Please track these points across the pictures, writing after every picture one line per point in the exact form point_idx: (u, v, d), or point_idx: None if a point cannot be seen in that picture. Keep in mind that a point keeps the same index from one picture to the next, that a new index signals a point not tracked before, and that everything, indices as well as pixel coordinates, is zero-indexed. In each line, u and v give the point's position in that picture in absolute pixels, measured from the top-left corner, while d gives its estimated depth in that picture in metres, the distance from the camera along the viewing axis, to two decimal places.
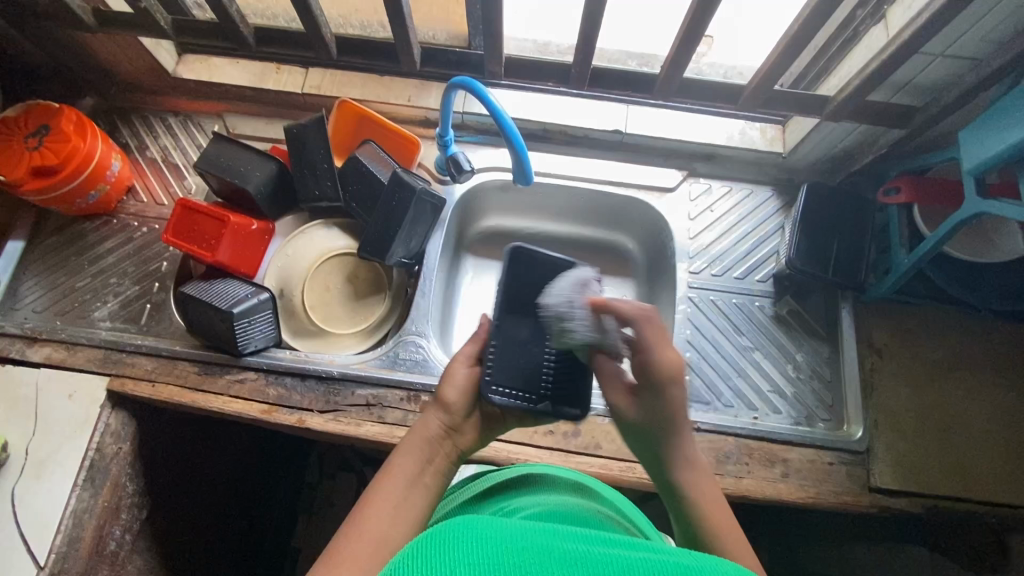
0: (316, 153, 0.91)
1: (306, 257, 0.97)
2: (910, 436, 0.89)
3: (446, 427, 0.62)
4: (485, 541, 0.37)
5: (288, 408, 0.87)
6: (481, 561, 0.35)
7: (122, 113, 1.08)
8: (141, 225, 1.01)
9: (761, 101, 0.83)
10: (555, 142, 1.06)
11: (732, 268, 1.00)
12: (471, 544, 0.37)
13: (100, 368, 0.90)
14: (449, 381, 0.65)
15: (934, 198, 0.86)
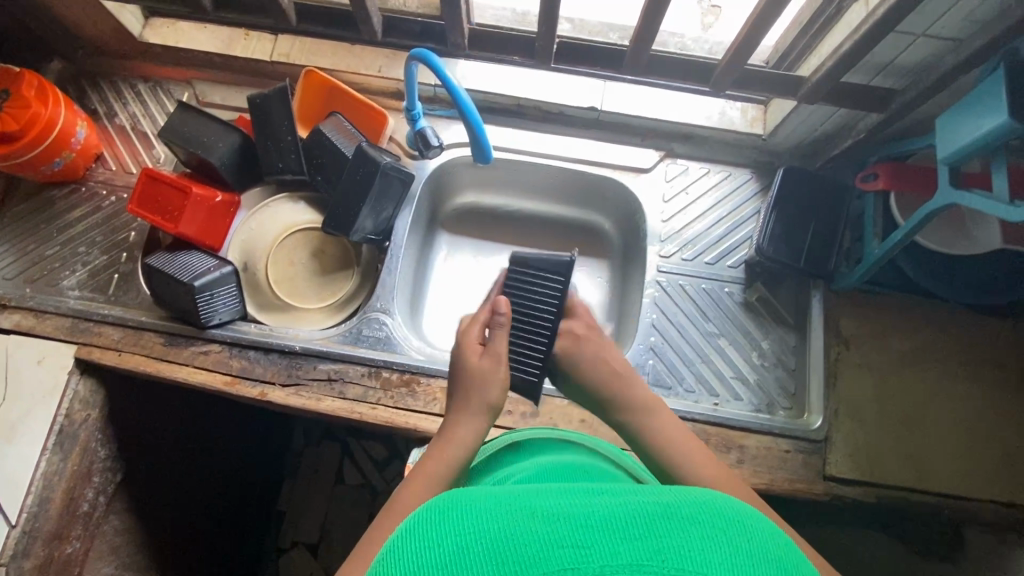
0: (280, 124, 0.89)
1: (271, 232, 0.97)
2: (870, 426, 0.88)
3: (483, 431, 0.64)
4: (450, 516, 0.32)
5: (251, 380, 0.88)
6: (447, 542, 0.30)
7: (91, 79, 1.06)
8: (109, 194, 1.00)
9: (733, 81, 0.79)
10: (530, 118, 1.03)
11: (703, 253, 0.98)
12: (439, 516, 0.32)
13: (67, 336, 0.91)
14: (484, 384, 0.65)
15: (911, 186, 0.83)
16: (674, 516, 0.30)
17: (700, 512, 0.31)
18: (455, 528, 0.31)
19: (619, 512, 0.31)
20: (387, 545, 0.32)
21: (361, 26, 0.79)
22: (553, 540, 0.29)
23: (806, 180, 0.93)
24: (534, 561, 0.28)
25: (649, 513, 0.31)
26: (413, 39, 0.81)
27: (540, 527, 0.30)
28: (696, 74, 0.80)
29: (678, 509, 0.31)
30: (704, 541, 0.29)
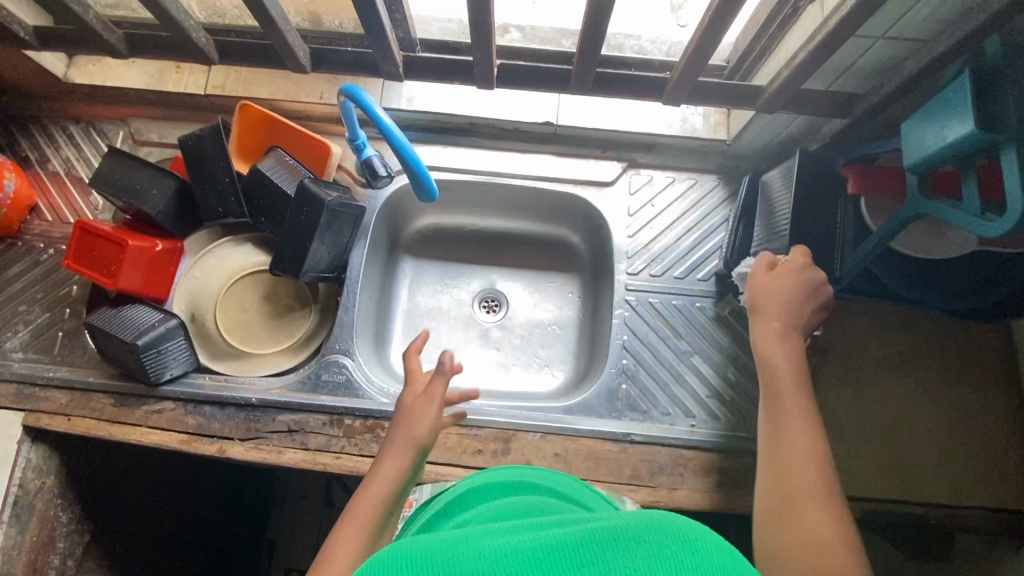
0: (216, 166, 0.84)
1: (218, 277, 0.92)
2: (853, 437, 0.85)
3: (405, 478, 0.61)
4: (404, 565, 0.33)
5: (208, 437, 0.84)
6: None
7: (20, 124, 1.00)
8: (47, 247, 0.95)
9: (687, 94, 0.74)
10: (484, 136, 0.98)
11: (672, 268, 0.95)
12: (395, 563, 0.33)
13: (13, 403, 0.87)
14: (412, 423, 0.63)
15: (881, 190, 0.79)
16: (616, 541, 0.34)
17: (640, 533, 0.34)
18: None
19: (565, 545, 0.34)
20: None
21: (287, 61, 0.73)
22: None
23: (775, 186, 0.88)
24: None
25: (593, 540, 0.34)
26: (346, 70, 0.76)
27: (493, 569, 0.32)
28: (647, 89, 0.75)
29: (624, 533, 0.34)
30: (648, 561, 0.32)
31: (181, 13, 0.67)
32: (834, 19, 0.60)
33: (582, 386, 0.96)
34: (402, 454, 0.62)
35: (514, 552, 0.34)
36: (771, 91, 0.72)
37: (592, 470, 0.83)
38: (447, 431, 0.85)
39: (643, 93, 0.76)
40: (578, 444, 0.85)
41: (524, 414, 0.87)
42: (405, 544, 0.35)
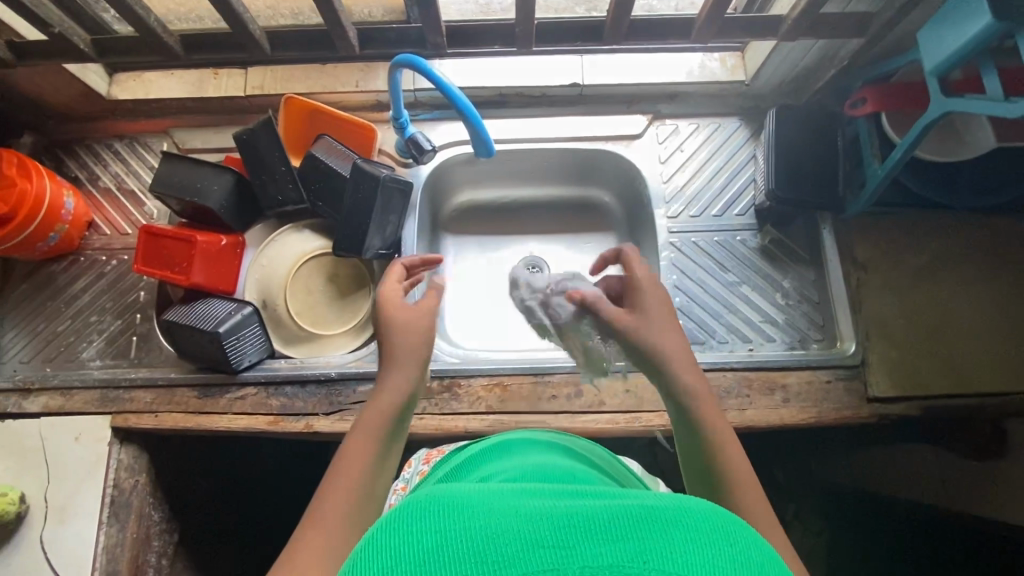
0: (272, 156, 0.89)
1: (282, 265, 0.96)
2: (901, 341, 0.90)
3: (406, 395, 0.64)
4: (454, 511, 0.36)
5: (294, 415, 0.87)
6: (439, 531, 0.34)
7: (66, 147, 1.04)
8: (110, 259, 0.99)
9: (714, 32, 0.79)
10: (512, 106, 1.03)
11: (709, 207, 1.00)
12: (441, 513, 0.36)
13: (100, 408, 0.90)
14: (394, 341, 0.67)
15: (901, 103, 0.84)
16: (655, 518, 0.34)
17: (681, 516, 0.34)
18: (436, 523, 0.35)
19: (602, 517, 0.34)
20: (390, 529, 0.35)
21: (338, 43, 0.78)
22: (540, 540, 0.33)
23: (798, 115, 0.93)
24: (520, 554, 0.32)
25: (629, 517, 0.34)
26: (391, 48, 0.82)
27: (529, 530, 0.33)
28: (675, 32, 0.80)
29: (670, 514, 0.35)
30: (691, 543, 0.32)
31: (240, 5, 0.72)
32: None
33: None
34: (405, 371, 0.65)
35: (553, 515, 0.35)
36: (792, 18, 0.77)
37: (664, 401, 0.87)
38: (520, 380, 0.89)
39: (672, 35, 0.81)
40: (645, 378, 0.89)
41: (590, 358, 0.91)
42: (448, 498, 0.38)
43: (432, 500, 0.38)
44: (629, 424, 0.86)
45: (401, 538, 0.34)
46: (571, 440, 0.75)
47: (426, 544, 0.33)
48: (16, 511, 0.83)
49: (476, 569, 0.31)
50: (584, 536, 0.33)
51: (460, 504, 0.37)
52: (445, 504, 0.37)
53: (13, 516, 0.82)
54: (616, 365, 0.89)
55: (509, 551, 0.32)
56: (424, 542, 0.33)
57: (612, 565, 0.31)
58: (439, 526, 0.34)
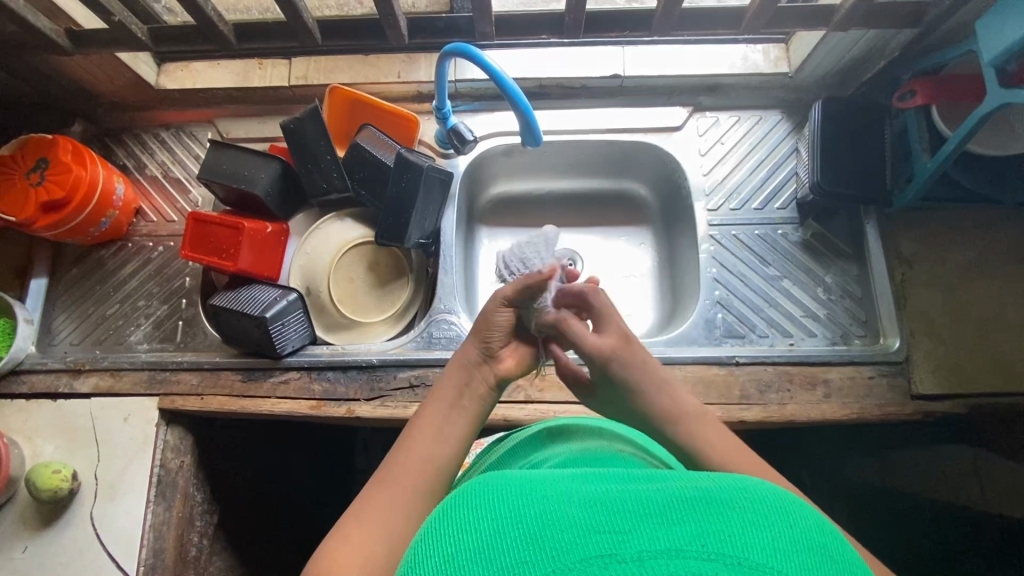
0: (318, 145, 0.90)
1: (325, 253, 0.97)
2: (947, 339, 0.88)
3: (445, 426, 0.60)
4: (508, 502, 0.38)
5: (336, 400, 0.89)
6: (498, 522, 0.36)
7: (114, 136, 1.06)
8: (157, 245, 1.01)
9: (765, 22, 0.78)
10: (552, 98, 1.03)
11: (750, 200, 0.99)
12: (492, 504, 0.38)
13: (148, 389, 0.91)
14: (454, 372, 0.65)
15: (953, 96, 0.83)
16: (715, 501, 0.34)
17: (740, 498, 0.35)
18: (490, 516, 0.37)
19: (657, 500, 0.35)
20: (451, 520, 0.38)
21: (388, 32, 0.79)
22: (597, 526, 0.33)
23: (844, 107, 0.92)
24: (578, 541, 0.33)
25: (686, 499, 0.34)
26: (439, 37, 0.83)
27: (586, 515, 0.34)
28: (725, 22, 0.80)
29: (731, 498, 0.35)
30: (753, 526, 0.32)
31: None
32: None
33: (673, 324, 1.01)
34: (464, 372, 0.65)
35: (605, 500, 0.36)
36: (845, 7, 0.76)
37: (704, 393, 0.87)
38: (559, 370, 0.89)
39: (721, 25, 0.80)
40: (685, 370, 0.88)
41: None
42: (499, 487, 0.40)
43: (483, 493, 0.40)
44: None
45: (462, 533, 0.36)
46: (615, 424, 0.74)
47: (487, 535, 0.35)
48: (69, 488, 0.85)
49: (533, 556, 0.33)
50: (641, 520, 0.33)
51: (511, 493, 0.38)
52: (503, 493, 0.39)
53: (66, 492, 0.85)
54: None
55: (565, 538, 0.33)
56: (480, 533, 0.36)
57: (671, 549, 0.31)
58: (491, 517, 0.37)
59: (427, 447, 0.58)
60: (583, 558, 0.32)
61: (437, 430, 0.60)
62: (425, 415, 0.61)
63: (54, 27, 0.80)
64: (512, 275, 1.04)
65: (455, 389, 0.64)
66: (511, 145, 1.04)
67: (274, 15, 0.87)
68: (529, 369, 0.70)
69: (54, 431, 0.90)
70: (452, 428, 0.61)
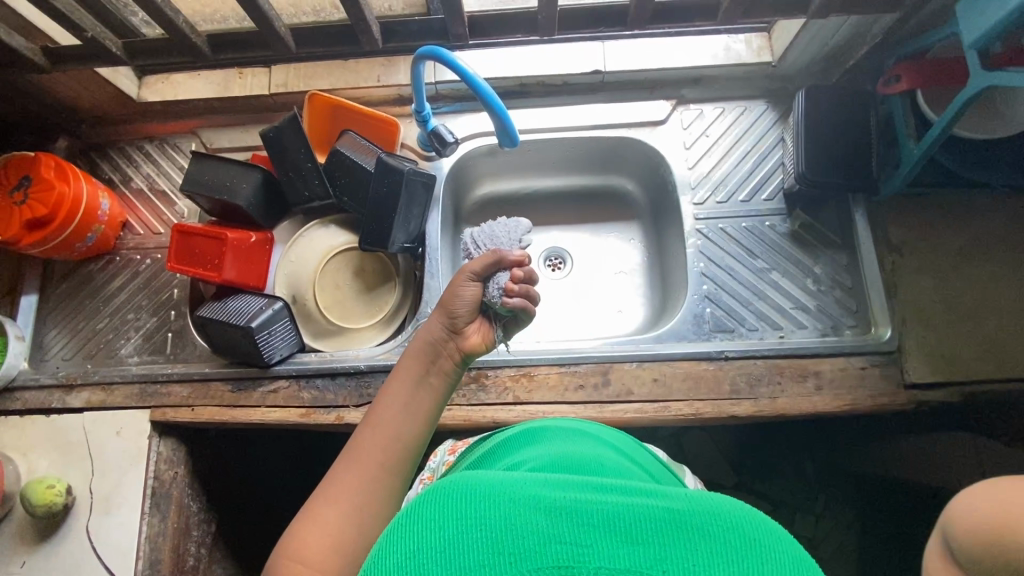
0: (298, 153, 0.90)
1: (311, 260, 0.97)
2: (940, 327, 0.87)
3: (408, 406, 0.64)
4: (477, 502, 0.39)
5: (325, 407, 0.89)
6: (465, 522, 0.37)
7: (99, 150, 1.06)
8: (144, 257, 1.01)
9: (742, 12, 0.77)
10: (534, 96, 1.03)
11: (736, 192, 0.98)
12: (462, 502, 0.39)
13: (139, 402, 0.92)
14: (417, 355, 0.68)
15: (937, 80, 0.81)
16: (682, 525, 0.37)
17: (705, 521, 0.38)
18: (457, 516, 0.38)
19: (625, 518, 0.38)
20: (419, 514, 0.39)
21: (362, 37, 0.79)
22: (561, 537, 0.36)
23: (828, 95, 0.91)
24: (541, 550, 0.35)
25: (652, 519, 0.38)
26: (414, 40, 0.82)
27: (553, 525, 0.37)
28: (702, 13, 0.78)
29: (687, 517, 0.38)
30: (700, 544, 0.36)
31: (266, 3, 0.73)
32: None
33: (662, 320, 1.00)
34: (426, 356, 0.68)
35: (573, 511, 0.38)
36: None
37: (693, 389, 0.86)
38: (547, 371, 0.89)
39: (697, 17, 0.79)
40: (675, 367, 0.88)
41: (617, 348, 0.90)
42: (471, 482, 0.41)
43: (454, 489, 0.40)
44: (659, 413, 0.85)
45: (427, 530, 0.38)
46: (600, 427, 0.73)
47: (452, 535, 0.37)
48: (63, 502, 0.85)
49: (494, 560, 0.35)
50: (601, 537, 0.36)
51: (483, 492, 0.39)
52: (472, 491, 0.40)
53: (60, 507, 0.85)
54: (633, 358, 0.89)
55: (529, 545, 0.36)
56: (446, 531, 0.37)
57: (629, 570, 0.35)
58: (460, 516, 0.38)
59: (390, 425, 0.63)
60: (543, 566, 0.35)
61: (400, 409, 0.64)
62: (389, 394, 0.65)
63: (31, 46, 0.81)
64: (471, 256, 0.81)
65: (417, 372, 0.67)
66: (494, 145, 1.04)
67: (250, 24, 0.87)
68: (493, 345, 0.72)
69: (48, 446, 0.91)
70: (417, 405, 0.65)
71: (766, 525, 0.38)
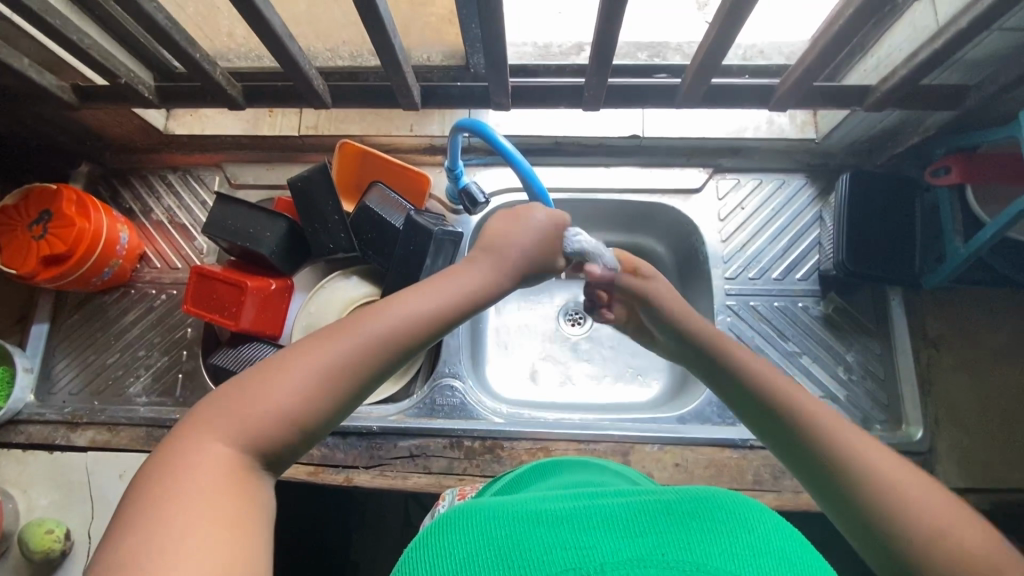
0: (325, 205, 0.88)
1: (329, 314, 0.94)
2: (973, 429, 0.85)
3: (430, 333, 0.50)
4: (478, 521, 0.37)
5: (334, 467, 0.87)
6: (467, 541, 0.36)
7: (121, 177, 1.05)
8: (160, 292, 1.00)
9: (796, 100, 0.74)
10: (567, 154, 1.01)
11: (769, 270, 0.95)
12: (465, 524, 0.38)
13: (145, 446, 0.90)
14: (481, 278, 0.55)
15: (988, 177, 0.78)
16: (675, 512, 0.37)
17: (699, 504, 0.38)
18: (460, 538, 0.36)
19: (620, 513, 0.37)
20: (421, 546, 0.37)
21: (402, 99, 0.77)
22: (565, 542, 0.35)
23: (873, 179, 0.88)
24: (549, 556, 0.34)
25: (647, 513, 0.37)
26: (453, 104, 0.82)
27: (557, 534, 0.35)
28: (753, 97, 0.76)
29: (675, 505, 0.37)
30: (698, 527, 0.36)
31: (306, 64, 0.71)
32: (960, 23, 0.60)
33: (682, 393, 0.97)
34: (473, 286, 0.54)
35: (574, 518, 0.37)
36: (882, 89, 0.71)
37: (715, 478, 0.84)
38: (565, 446, 0.86)
39: (746, 102, 0.77)
40: (697, 452, 0.85)
41: (638, 427, 0.88)
42: (472, 507, 0.40)
43: (455, 514, 0.39)
44: None
45: (429, 554, 0.36)
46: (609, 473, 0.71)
47: (456, 557, 0.35)
48: (61, 549, 0.83)
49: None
50: (603, 534, 0.35)
51: (479, 513, 0.38)
52: (471, 513, 0.39)
53: (57, 553, 0.83)
54: (654, 439, 0.86)
55: (535, 560, 0.34)
56: (450, 555, 0.35)
57: (633, 560, 0.33)
58: (464, 540, 0.36)
59: (411, 319, 0.49)
60: (554, 572, 0.33)
61: (427, 318, 0.49)
62: (430, 293, 0.51)
63: (61, 84, 0.79)
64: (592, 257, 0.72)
65: (462, 294, 0.53)
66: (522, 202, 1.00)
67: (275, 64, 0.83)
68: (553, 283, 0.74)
69: (49, 484, 0.89)
70: (438, 327, 0.51)
71: (754, 505, 0.38)
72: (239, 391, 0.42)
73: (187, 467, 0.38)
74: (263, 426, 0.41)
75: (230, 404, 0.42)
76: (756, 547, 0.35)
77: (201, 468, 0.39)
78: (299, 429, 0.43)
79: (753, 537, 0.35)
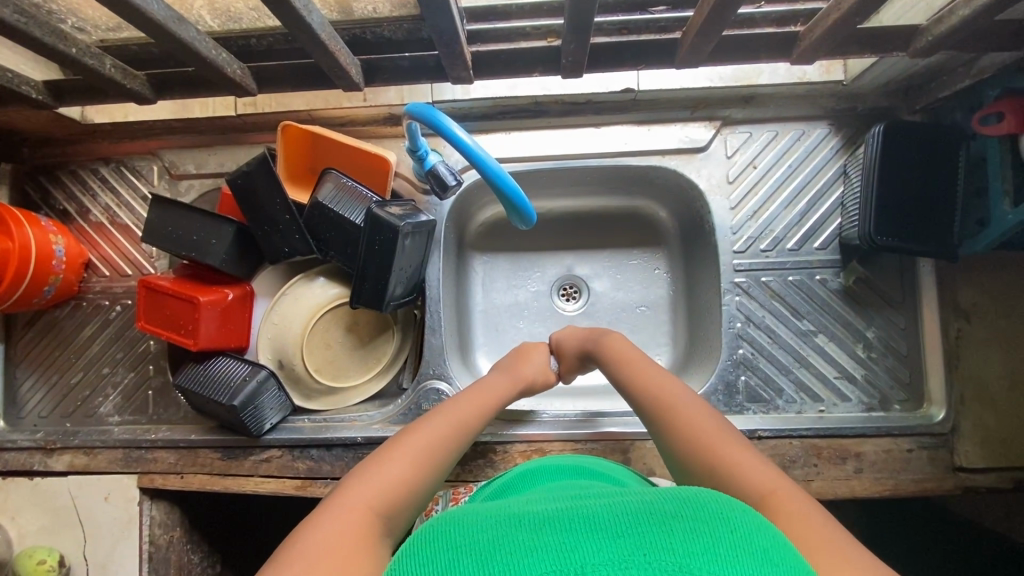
0: (272, 203, 0.77)
1: (296, 320, 0.85)
2: (1002, 407, 0.78)
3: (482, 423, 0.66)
4: (460, 531, 0.37)
5: (322, 480, 0.82)
6: (447, 556, 0.35)
7: (49, 175, 0.93)
8: (113, 303, 0.91)
9: (826, 49, 0.60)
10: (552, 114, 0.86)
11: (784, 239, 0.85)
12: (446, 532, 0.37)
13: (125, 468, 0.86)
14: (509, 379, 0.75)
15: None
16: (656, 515, 0.36)
17: (682, 507, 0.37)
18: (445, 547, 0.36)
19: (603, 517, 0.37)
20: (404, 557, 0.36)
21: (339, 80, 0.64)
22: (548, 544, 0.35)
23: (910, 129, 0.74)
24: (532, 558, 0.34)
25: (631, 513, 0.37)
26: (404, 77, 0.69)
27: (539, 537, 0.35)
28: (770, 48, 0.62)
29: (657, 506, 0.37)
30: (677, 527, 0.35)
31: (211, 49, 0.57)
32: None
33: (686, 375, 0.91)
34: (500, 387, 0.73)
35: (558, 518, 0.37)
36: (934, 33, 0.57)
37: None
38: (561, 447, 0.81)
39: (763, 52, 0.62)
40: None
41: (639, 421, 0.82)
42: (454, 515, 0.39)
43: (438, 524, 0.38)
44: None
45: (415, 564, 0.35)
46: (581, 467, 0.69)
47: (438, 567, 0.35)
48: None
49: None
50: (582, 536, 0.35)
51: (461, 524, 0.38)
52: (451, 522, 0.38)
53: None
54: None
55: (518, 563, 0.34)
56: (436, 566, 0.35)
57: (612, 563, 0.33)
58: (448, 549, 0.36)
59: (467, 413, 0.65)
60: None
61: (477, 413, 0.66)
62: (470, 395, 0.69)
63: None
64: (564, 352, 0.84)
65: (496, 396, 0.71)
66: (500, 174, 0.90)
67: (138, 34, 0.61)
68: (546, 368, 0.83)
69: (35, 510, 0.86)
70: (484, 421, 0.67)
71: (736, 508, 0.38)
72: (355, 478, 0.53)
73: (333, 519, 0.47)
74: (382, 496, 0.51)
75: (354, 481, 0.52)
76: (736, 546, 0.34)
77: (340, 521, 0.47)
78: (395, 504, 0.52)
79: (734, 536, 0.35)
